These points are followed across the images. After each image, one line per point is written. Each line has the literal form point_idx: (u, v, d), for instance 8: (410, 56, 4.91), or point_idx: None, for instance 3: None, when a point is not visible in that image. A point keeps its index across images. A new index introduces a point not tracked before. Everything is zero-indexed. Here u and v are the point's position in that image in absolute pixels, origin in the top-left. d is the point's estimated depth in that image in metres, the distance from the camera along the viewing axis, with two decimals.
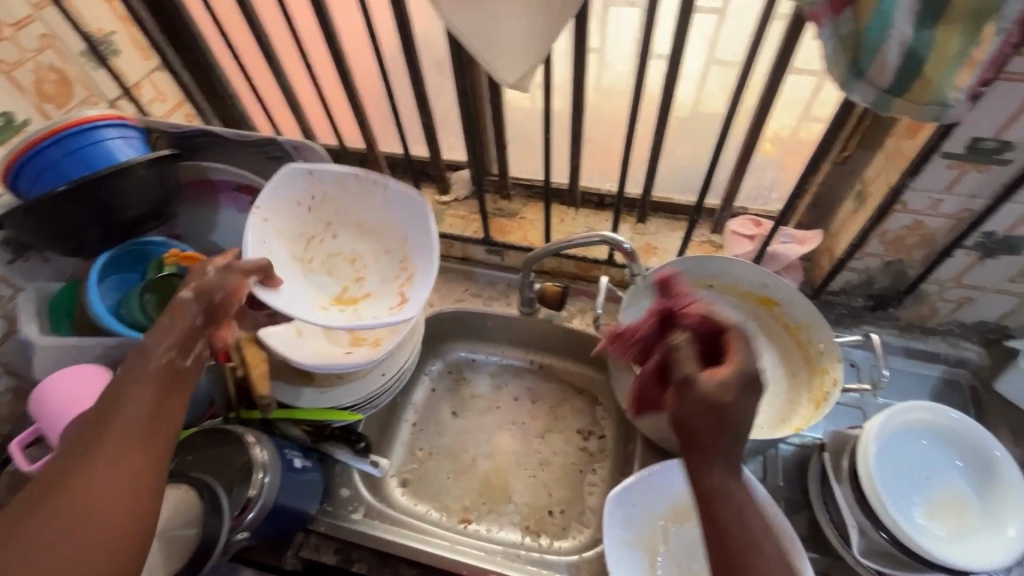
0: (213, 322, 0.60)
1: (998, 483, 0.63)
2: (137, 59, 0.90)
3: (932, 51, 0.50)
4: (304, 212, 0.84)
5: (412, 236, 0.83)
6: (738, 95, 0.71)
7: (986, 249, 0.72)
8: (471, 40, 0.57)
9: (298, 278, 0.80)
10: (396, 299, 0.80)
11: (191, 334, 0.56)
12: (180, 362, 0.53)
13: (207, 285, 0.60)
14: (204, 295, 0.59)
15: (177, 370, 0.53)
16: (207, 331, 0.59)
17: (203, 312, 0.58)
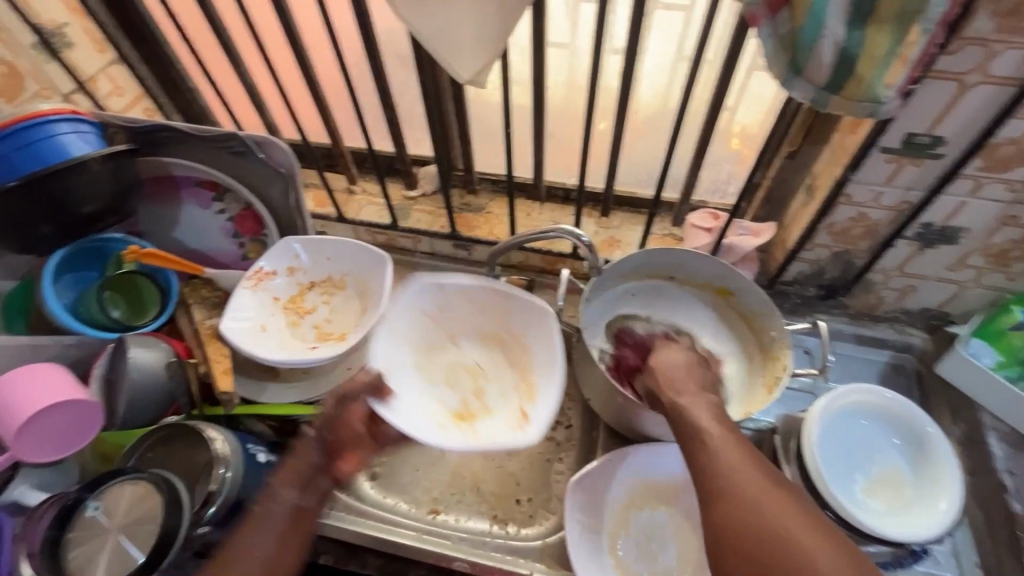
0: (336, 456, 0.69)
1: (927, 457, 0.68)
2: (92, 53, 0.88)
3: (863, 51, 0.52)
4: (424, 322, 0.86)
5: (533, 339, 0.83)
6: (692, 92, 0.73)
7: (925, 239, 0.75)
8: (429, 39, 0.58)
9: (419, 388, 0.82)
10: (519, 417, 0.79)
11: (315, 470, 0.66)
12: (301, 504, 0.63)
13: (325, 420, 0.70)
14: (323, 426, 0.69)
15: (301, 514, 0.63)
16: (330, 464, 0.68)
17: (326, 447, 0.68)
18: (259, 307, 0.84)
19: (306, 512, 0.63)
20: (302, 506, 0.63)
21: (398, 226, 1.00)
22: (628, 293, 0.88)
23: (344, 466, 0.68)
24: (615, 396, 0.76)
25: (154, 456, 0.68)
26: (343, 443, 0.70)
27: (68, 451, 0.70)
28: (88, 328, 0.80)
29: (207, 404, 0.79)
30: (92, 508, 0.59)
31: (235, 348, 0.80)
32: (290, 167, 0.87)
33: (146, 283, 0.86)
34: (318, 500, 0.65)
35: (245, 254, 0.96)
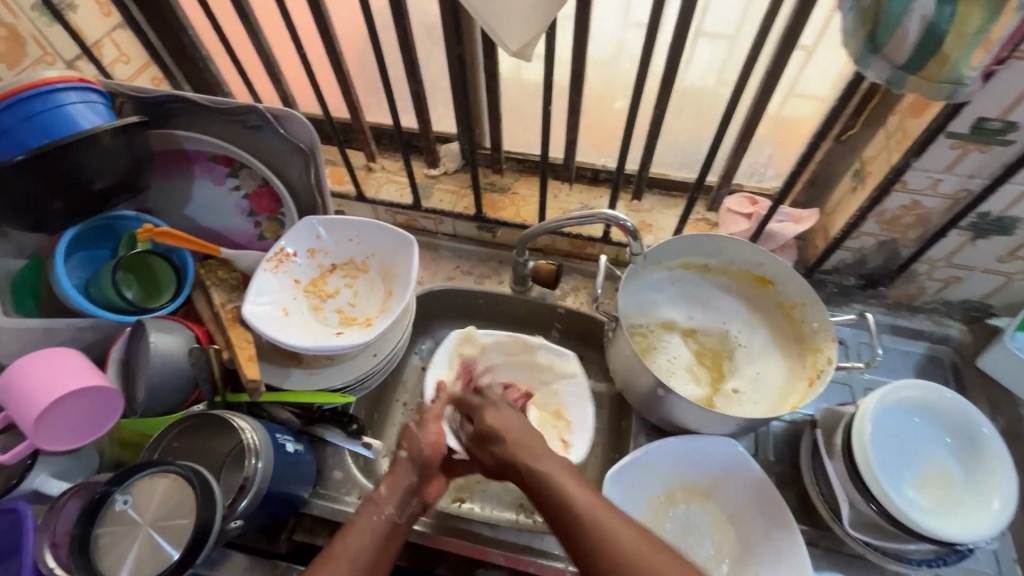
0: (426, 481, 0.70)
1: (980, 457, 0.66)
2: (97, 15, 0.83)
3: (951, 28, 0.48)
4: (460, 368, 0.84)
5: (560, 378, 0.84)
6: (744, 69, 0.68)
7: (979, 230, 0.72)
8: (473, 2, 0.53)
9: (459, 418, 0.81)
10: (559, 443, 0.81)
11: (409, 493, 0.67)
12: (397, 521, 0.64)
13: (417, 445, 0.70)
14: (416, 454, 0.69)
15: (394, 529, 0.64)
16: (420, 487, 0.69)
17: (421, 468, 0.69)
18: (281, 289, 0.81)
19: (400, 527, 0.65)
20: (399, 522, 0.65)
21: (420, 206, 0.96)
22: (661, 283, 0.86)
23: (431, 491, 0.70)
24: (653, 389, 0.73)
25: (180, 446, 0.65)
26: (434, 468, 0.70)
27: (89, 437, 0.67)
28: (105, 311, 0.76)
29: (229, 390, 0.75)
30: (122, 502, 0.57)
31: (257, 334, 0.76)
32: (311, 143, 0.82)
33: (161, 264, 0.83)
34: (409, 517, 0.66)
35: (261, 234, 0.92)
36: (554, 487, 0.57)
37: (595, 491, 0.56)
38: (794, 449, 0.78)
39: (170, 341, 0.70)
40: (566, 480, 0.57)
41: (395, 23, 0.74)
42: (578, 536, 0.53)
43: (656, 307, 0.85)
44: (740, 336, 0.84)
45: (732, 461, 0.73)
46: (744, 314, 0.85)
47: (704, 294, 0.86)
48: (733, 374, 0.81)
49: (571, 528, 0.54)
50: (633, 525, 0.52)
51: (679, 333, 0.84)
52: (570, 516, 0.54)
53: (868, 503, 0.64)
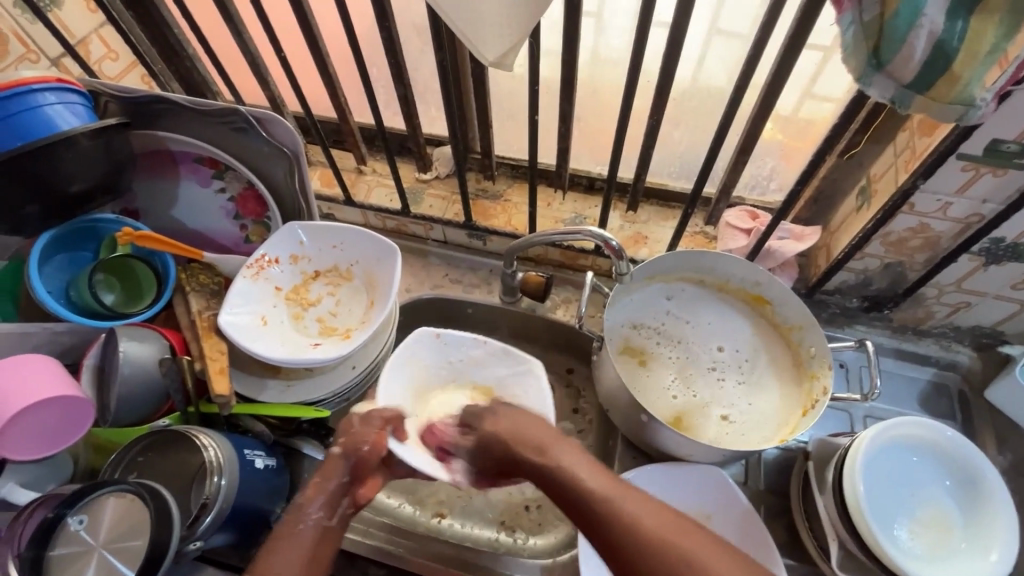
0: (358, 480, 0.63)
1: (982, 502, 0.64)
2: (83, 12, 0.82)
3: (964, 45, 0.44)
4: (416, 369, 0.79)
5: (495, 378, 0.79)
6: (742, 80, 0.64)
7: (992, 255, 0.68)
8: (449, 9, 0.50)
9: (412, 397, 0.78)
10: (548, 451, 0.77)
11: (339, 492, 0.61)
12: (328, 522, 0.58)
13: (355, 439, 0.64)
14: (352, 449, 0.63)
15: (329, 534, 0.58)
16: (352, 489, 0.63)
17: (349, 470, 0.62)
18: (260, 297, 0.79)
19: (332, 530, 0.58)
20: (329, 526, 0.58)
21: (408, 212, 0.93)
22: (656, 297, 0.82)
23: (365, 491, 0.63)
24: (637, 414, 0.71)
25: (146, 461, 0.65)
26: (371, 465, 0.64)
27: (60, 445, 0.66)
28: (82, 316, 0.75)
29: (202, 400, 0.74)
30: (75, 523, 0.58)
31: (232, 343, 0.75)
32: (295, 148, 0.78)
33: (143, 267, 0.80)
34: (342, 519, 0.60)
35: (247, 237, 0.88)
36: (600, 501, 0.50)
37: (654, 503, 0.49)
38: (785, 478, 0.75)
39: (142, 353, 0.69)
40: (615, 491, 0.50)
41: (379, 25, 0.71)
42: (638, 554, 0.46)
43: (661, 314, 0.82)
44: (743, 360, 0.79)
45: (718, 492, 0.71)
46: (750, 337, 0.80)
47: (711, 309, 0.82)
48: (725, 400, 0.76)
49: (631, 542, 0.47)
50: (704, 539, 0.46)
51: (670, 350, 0.80)
52: (629, 530, 0.47)
53: (862, 551, 0.60)
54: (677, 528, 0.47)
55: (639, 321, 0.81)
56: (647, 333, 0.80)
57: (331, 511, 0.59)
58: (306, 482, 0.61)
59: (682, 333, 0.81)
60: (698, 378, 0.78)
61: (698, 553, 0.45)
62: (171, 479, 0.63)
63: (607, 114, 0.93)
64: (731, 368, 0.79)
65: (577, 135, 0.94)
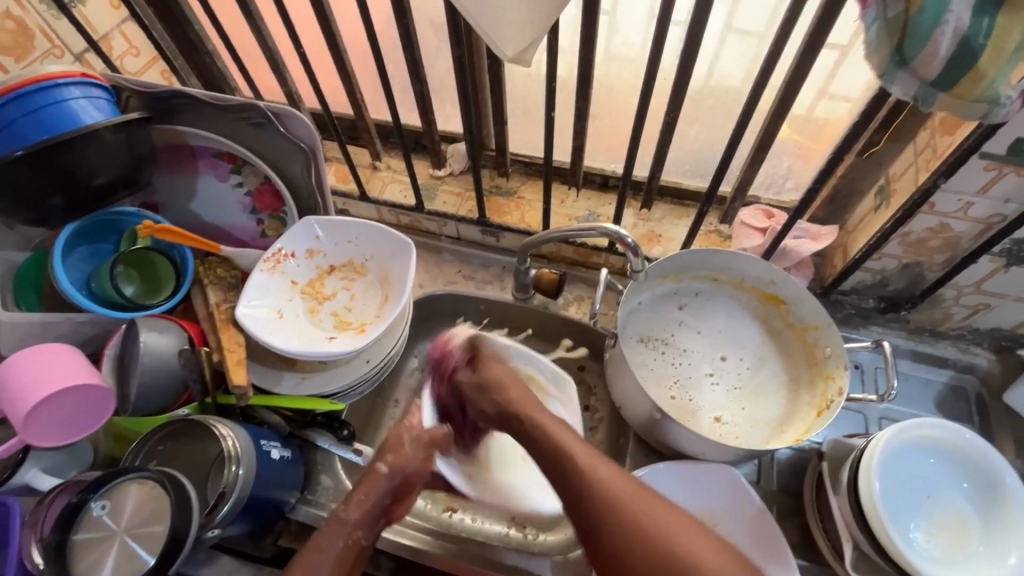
0: (397, 501, 0.68)
1: (1001, 508, 0.63)
2: (107, 9, 0.83)
3: (990, 42, 0.44)
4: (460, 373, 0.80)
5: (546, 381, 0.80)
6: (761, 77, 0.64)
7: (1013, 257, 0.67)
8: (470, 9, 0.51)
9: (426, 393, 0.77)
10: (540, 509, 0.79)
11: (378, 511, 0.66)
12: (364, 543, 0.64)
13: (401, 460, 0.69)
14: (398, 469, 0.68)
15: (360, 551, 0.64)
16: (391, 505, 0.68)
17: (393, 492, 0.67)
18: (276, 291, 0.80)
19: (365, 549, 0.65)
20: (364, 545, 0.64)
21: (422, 208, 0.94)
22: (670, 296, 0.82)
23: (399, 510, 0.68)
24: (650, 412, 0.71)
25: (166, 450, 0.66)
26: (409, 489, 0.70)
27: (83, 433, 0.68)
28: (103, 307, 0.76)
29: (219, 391, 0.75)
30: (98, 508, 0.60)
31: (249, 335, 0.76)
32: (312, 143, 0.78)
33: (162, 260, 0.81)
34: (375, 536, 0.66)
35: (264, 231, 0.88)
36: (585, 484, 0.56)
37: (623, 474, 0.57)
38: (799, 478, 0.75)
39: (164, 343, 0.70)
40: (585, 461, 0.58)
41: (397, 22, 0.71)
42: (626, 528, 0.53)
43: (672, 316, 0.81)
44: (752, 373, 0.78)
45: (730, 491, 0.71)
46: (758, 346, 0.80)
47: (723, 318, 0.81)
48: (731, 410, 0.76)
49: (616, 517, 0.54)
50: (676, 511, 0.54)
51: (682, 349, 0.80)
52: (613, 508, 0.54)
53: (877, 554, 0.60)
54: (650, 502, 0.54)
55: (646, 333, 0.80)
56: (655, 346, 0.79)
57: (368, 528, 0.65)
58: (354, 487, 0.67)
59: (694, 334, 0.81)
60: (704, 388, 0.77)
61: (657, 517, 0.53)
62: (189, 467, 0.64)
63: (623, 111, 0.92)
64: (740, 379, 0.78)
65: (591, 133, 0.94)
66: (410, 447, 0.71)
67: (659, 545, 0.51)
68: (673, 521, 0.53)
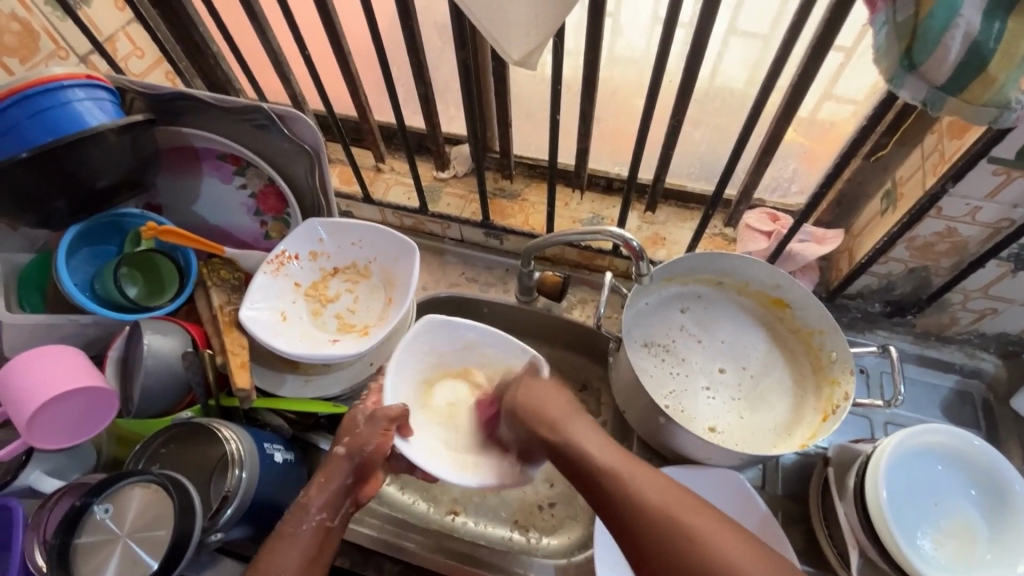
0: (362, 481, 0.65)
1: (1011, 515, 0.62)
2: (112, 11, 0.83)
3: (1000, 47, 0.43)
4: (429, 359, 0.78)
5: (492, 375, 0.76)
6: (768, 80, 0.64)
7: (1021, 262, 0.67)
8: (474, 7, 0.50)
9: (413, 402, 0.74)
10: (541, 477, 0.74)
11: (342, 493, 0.63)
12: (330, 524, 0.61)
13: (359, 440, 0.64)
14: (356, 449, 0.64)
15: (327, 534, 0.60)
16: (355, 488, 0.64)
17: (354, 472, 0.63)
18: (280, 293, 0.80)
19: (333, 530, 0.61)
20: (330, 526, 0.61)
21: (426, 210, 0.94)
22: (673, 299, 0.82)
23: (366, 490, 0.65)
24: (654, 415, 0.70)
25: (169, 452, 0.66)
26: (371, 469, 0.65)
27: (87, 435, 0.68)
28: (107, 309, 0.76)
29: (223, 394, 0.75)
30: (101, 511, 0.59)
31: (253, 338, 0.76)
32: (315, 145, 0.78)
33: (166, 262, 0.81)
34: (343, 518, 0.62)
35: (267, 233, 0.88)
36: (614, 484, 0.53)
37: (662, 480, 0.52)
38: (804, 483, 0.74)
39: (168, 345, 0.70)
40: (622, 465, 0.54)
41: (402, 24, 0.71)
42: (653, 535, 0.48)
43: (676, 321, 0.81)
44: (755, 382, 0.77)
45: (735, 496, 0.70)
46: (764, 352, 0.79)
47: (726, 326, 0.81)
48: (730, 419, 0.75)
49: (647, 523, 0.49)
50: (711, 515, 0.48)
51: (684, 353, 0.79)
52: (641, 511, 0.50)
53: (883, 559, 0.59)
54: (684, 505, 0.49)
55: (649, 338, 0.80)
56: (658, 352, 0.78)
57: (333, 511, 0.62)
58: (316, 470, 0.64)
59: (699, 339, 0.80)
60: (707, 398, 0.76)
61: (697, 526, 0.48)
62: (191, 470, 0.64)
63: (627, 114, 0.92)
64: (741, 388, 0.77)
65: (595, 135, 0.94)
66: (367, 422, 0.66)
67: (689, 550, 0.47)
68: (709, 524, 0.48)
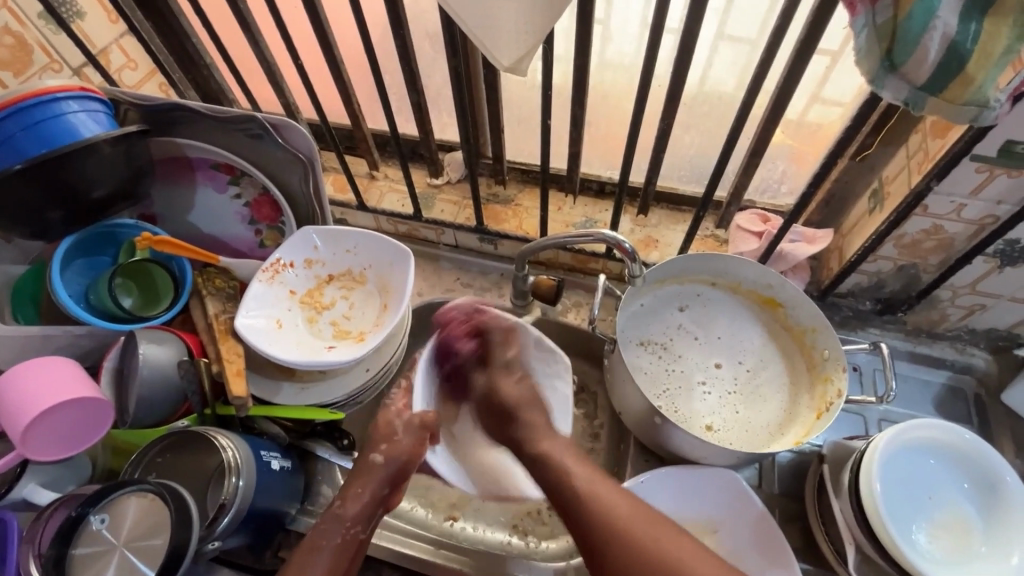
0: (394, 489, 0.68)
1: (1001, 507, 0.63)
2: (104, 23, 0.83)
3: (977, 47, 0.45)
4: (422, 330, 0.79)
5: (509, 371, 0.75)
6: (753, 84, 0.65)
7: (1007, 257, 0.68)
8: (463, 15, 0.51)
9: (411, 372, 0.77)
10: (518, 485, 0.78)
11: (374, 504, 0.66)
12: (362, 537, 0.64)
13: (396, 449, 0.68)
14: (392, 458, 0.68)
15: (359, 545, 0.64)
16: (388, 495, 0.68)
17: (389, 482, 0.67)
18: (275, 300, 0.80)
19: (363, 540, 0.65)
20: (360, 536, 0.64)
21: (420, 216, 0.94)
22: (670, 297, 0.82)
23: (395, 499, 0.69)
24: (650, 416, 0.71)
25: (165, 462, 0.65)
26: (405, 477, 0.69)
27: (82, 447, 0.67)
28: (101, 320, 0.76)
29: (219, 402, 0.75)
30: (98, 522, 0.59)
31: (249, 346, 0.76)
32: (310, 153, 0.79)
33: (161, 272, 0.81)
34: (373, 526, 0.66)
35: (262, 242, 0.88)
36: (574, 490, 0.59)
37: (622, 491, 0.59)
38: (801, 481, 0.75)
39: (165, 355, 0.70)
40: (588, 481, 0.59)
41: (393, 33, 0.72)
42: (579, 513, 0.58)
43: (673, 321, 0.81)
44: (751, 377, 0.78)
45: (732, 497, 0.71)
46: (761, 348, 0.80)
47: (723, 322, 0.81)
48: (726, 414, 0.75)
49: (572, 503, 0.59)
50: (632, 499, 0.58)
51: (681, 350, 0.79)
52: (567, 490, 0.59)
53: (878, 553, 0.60)
54: (599, 483, 0.59)
55: (647, 337, 0.80)
56: (656, 350, 0.79)
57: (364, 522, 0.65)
58: (348, 477, 0.68)
59: (696, 337, 0.81)
60: (703, 394, 0.77)
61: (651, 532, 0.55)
62: (188, 479, 0.64)
63: (617, 119, 0.93)
64: (737, 383, 0.78)
65: (586, 140, 0.95)
66: (403, 434, 0.69)
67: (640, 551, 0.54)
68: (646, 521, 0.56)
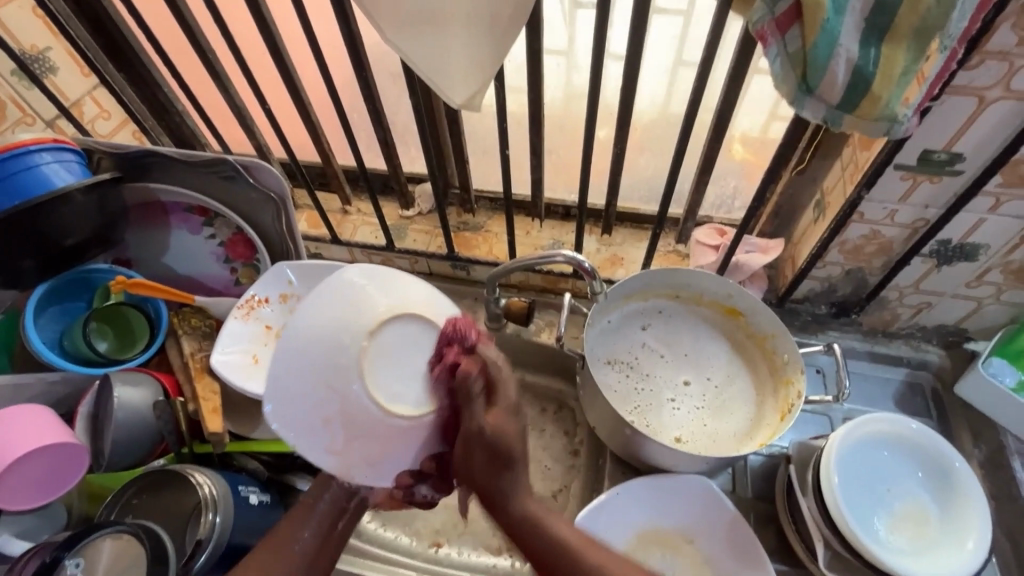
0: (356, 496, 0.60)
1: (955, 494, 0.66)
2: (76, 77, 0.86)
3: (878, 69, 0.50)
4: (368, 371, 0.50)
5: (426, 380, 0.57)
6: (691, 108, 0.69)
7: (942, 257, 0.72)
8: (414, 58, 0.55)
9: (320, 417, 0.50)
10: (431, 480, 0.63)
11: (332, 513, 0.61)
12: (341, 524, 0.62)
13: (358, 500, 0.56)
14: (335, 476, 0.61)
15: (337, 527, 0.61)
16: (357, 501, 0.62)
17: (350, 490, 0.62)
18: (251, 337, 0.81)
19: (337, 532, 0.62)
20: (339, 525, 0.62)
21: (393, 247, 0.97)
22: (634, 313, 0.85)
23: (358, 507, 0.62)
24: (621, 428, 0.73)
25: (141, 503, 0.65)
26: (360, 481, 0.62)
27: (55, 494, 0.67)
28: (75, 365, 0.76)
29: (196, 441, 0.76)
30: (72, 566, 0.58)
31: (225, 384, 0.77)
32: (280, 193, 0.80)
33: (135, 314, 0.82)
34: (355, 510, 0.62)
35: (238, 279, 0.89)
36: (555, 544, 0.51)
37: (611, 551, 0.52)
38: (771, 484, 0.77)
39: (139, 396, 0.71)
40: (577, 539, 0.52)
41: (356, 76, 0.76)
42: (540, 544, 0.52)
43: (638, 341, 0.84)
44: (718, 391, 0.81)
45: (705, 502, 0.73)
46: (725, 360, 0.83)
47: (688, 337, 0.84)
48: (695, 428, 0.78)
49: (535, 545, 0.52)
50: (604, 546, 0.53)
51: (649, 366, 0.82)
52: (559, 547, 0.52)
53: (844, 547, 0.62)
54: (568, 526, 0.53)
55: (615, 354, 0.83)
56: (624, 367, 0.82)
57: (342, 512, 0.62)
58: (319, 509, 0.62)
59: (663, 353, 0.83)
60: (671, 408, 0.79)
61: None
62: (162, 518, 0.64)
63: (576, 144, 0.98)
64: (705, 397, 0.80)
65: (549, 167, 0.99)
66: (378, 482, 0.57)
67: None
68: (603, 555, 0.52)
